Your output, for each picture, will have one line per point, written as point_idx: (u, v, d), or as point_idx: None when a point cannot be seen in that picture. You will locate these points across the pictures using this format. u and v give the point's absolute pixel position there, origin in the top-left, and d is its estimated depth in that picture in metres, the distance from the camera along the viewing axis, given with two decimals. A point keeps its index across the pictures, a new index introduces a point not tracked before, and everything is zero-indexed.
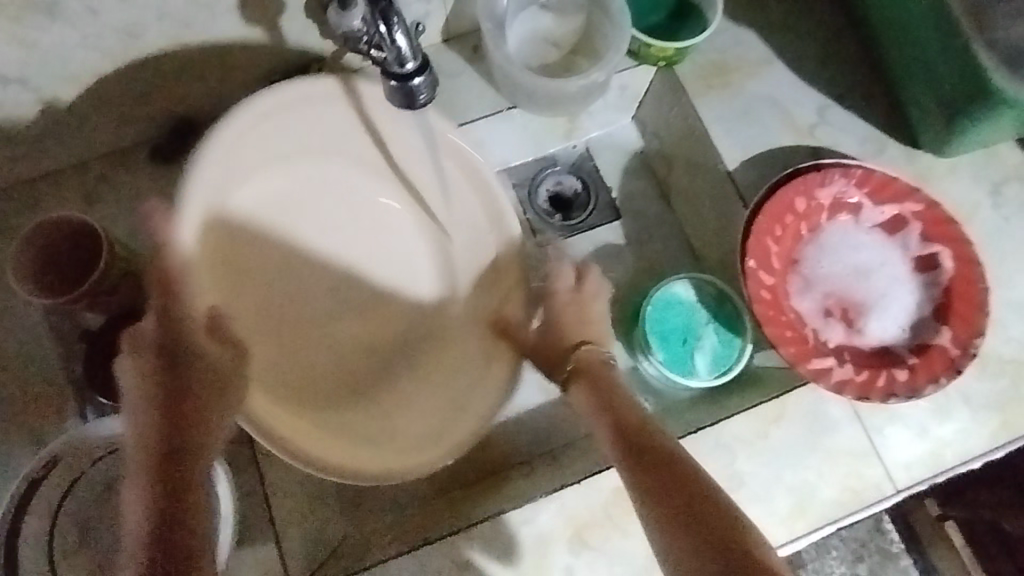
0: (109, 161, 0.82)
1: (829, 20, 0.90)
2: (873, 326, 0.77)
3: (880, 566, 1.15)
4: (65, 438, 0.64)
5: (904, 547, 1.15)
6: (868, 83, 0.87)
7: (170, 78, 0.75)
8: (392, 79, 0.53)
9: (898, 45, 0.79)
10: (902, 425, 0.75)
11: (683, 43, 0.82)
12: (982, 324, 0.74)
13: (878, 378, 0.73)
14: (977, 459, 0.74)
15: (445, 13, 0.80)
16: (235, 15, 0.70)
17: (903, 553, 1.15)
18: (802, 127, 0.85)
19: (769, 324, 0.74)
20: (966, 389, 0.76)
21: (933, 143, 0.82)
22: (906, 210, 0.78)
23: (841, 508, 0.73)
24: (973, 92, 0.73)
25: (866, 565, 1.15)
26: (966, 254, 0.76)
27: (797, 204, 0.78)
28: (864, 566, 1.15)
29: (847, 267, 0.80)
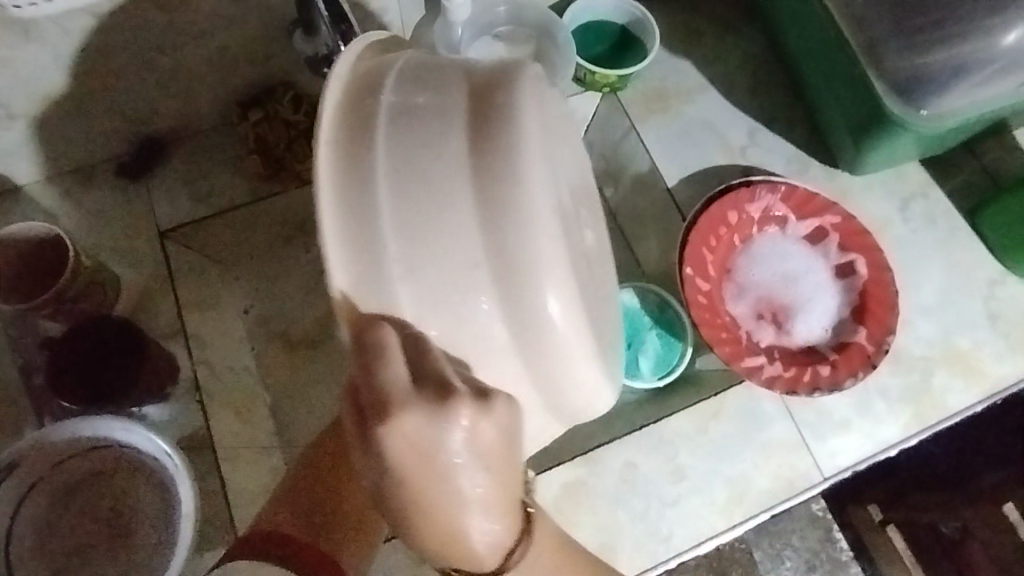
0: (74, 178, 0.84)
1: (755, 54, 0.99)
2: (799, 327, 0.85)
3: None
4: (26, 442, 0.67)
5: None
6: (792, 110, 0.96)
7: (138, 97, 0.78)
8: None
9: (814, 76, 0.88)
10: (826, 419, 0.81)
11: (625, 71, 0.90)
12: (892, 323, 0.82)
13: (804, 373, 0.80)
14: (893, 447, 0.81)
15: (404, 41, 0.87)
16: (204, 39, 0.75)
17: None
18: (733, 149, 0.94)
19: (705, 327, 0.80)
20: (882, 384, 0.83)
21: (848, 164, 0.91)
22: (826, 223, 0.86)
23: (773, 498, 0.78)
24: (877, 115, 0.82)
25: None
26: (879, 261, 0.84)
27: (729, 217, 0.85)
28: None
29: (776, 274, 0.87)
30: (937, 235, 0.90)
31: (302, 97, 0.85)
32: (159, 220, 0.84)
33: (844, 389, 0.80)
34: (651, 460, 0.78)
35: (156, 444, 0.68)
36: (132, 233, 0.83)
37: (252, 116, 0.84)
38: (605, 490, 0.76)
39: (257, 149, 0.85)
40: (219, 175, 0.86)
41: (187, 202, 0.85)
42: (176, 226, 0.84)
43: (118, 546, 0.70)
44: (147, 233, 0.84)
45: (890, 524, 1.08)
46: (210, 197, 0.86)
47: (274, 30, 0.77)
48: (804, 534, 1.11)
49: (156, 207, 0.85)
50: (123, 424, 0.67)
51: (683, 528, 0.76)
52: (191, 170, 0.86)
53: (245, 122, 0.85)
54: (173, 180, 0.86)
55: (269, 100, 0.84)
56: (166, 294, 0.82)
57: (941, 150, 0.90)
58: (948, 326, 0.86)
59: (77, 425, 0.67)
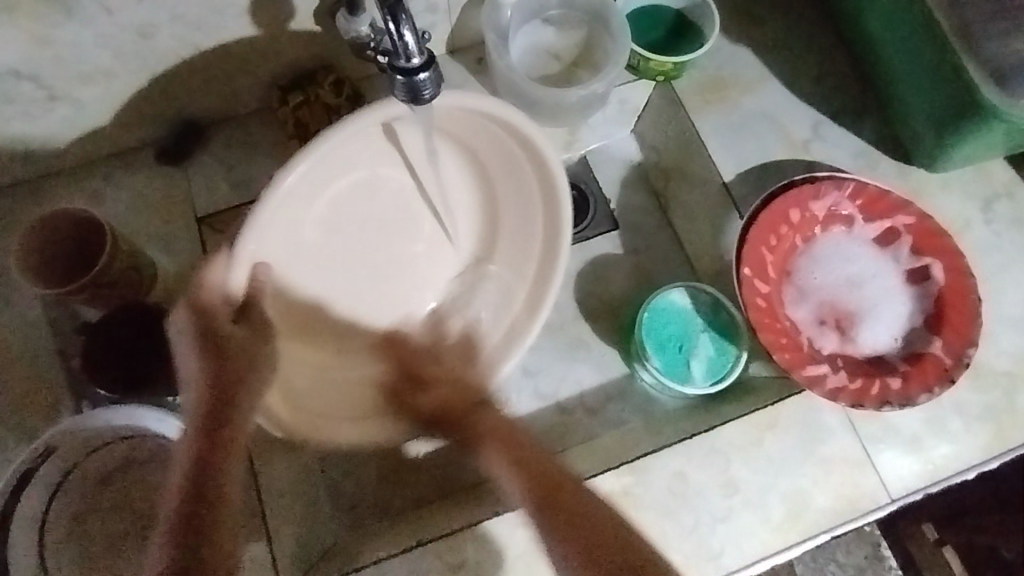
0: (115, 162, 0.83)
1: (820, 40, 0.92)
2: (865, 336, 0.78)
3: None
4: (60, 428, 0.64)
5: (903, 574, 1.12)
6: (862, 101, 0.89)
7: (179, 78, 0.76)
8: (398, 74, 0.53)
9: (889, 63, 0.82)
10: (895, 435, 0.75)
11: (682, 58, 0.85)
12: (973, 335, 0.75)
13: (872, 386, 0.74)
14: (970, 469, 0.75)
15: (450, 24, 0.83)
16: (246, 18, 0.72)
17: None
18: (796, 142, 0.87)
19: (764, 332, 0.75)
20: (958, 399, 0.77)
21: (925, 161, 0.84)
22: (899, 224, 0.80)
23: (834, 518, 0.73)
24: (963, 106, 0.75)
25: None
26: (958, 266, 0.77)
27: (791, 216, 0.79)
28: None
29: (839, 278, 0.81)
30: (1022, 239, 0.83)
31: (343, 81, 0.82)
32: (197, 206, 0.83)
33: (917, 405, 0.73)
34: (703, 472, 0.72)
35: (189, 435, 0.66)
36: (170, 218, 0.82)
37: (292, 100, 0.82)
38: (652, 502, 0.71)
39: (296, 135, 0.82)
40: (259, 162, 0.84)
41: (224, 185, 0.84)
42: (212, 212, 0.83)
43: (150, 538, 0.68)
44: (184, 218, 0.82)
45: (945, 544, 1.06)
46: (249, 183, 0.84)
47: (316, 11, 0.74)
48: (849, 549, 1.10)
49: (194, 192, 0.83)
50: (157, 413, 0.65)
51: (736, 546, 0.71)
52: (230, 156, 0.84)
53: (285, 106, 0.82)
54: (213, 165, 0.84)
55: (310, 84, 0.82)
56: None
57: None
58: None
59: (111, 414, 0.65)
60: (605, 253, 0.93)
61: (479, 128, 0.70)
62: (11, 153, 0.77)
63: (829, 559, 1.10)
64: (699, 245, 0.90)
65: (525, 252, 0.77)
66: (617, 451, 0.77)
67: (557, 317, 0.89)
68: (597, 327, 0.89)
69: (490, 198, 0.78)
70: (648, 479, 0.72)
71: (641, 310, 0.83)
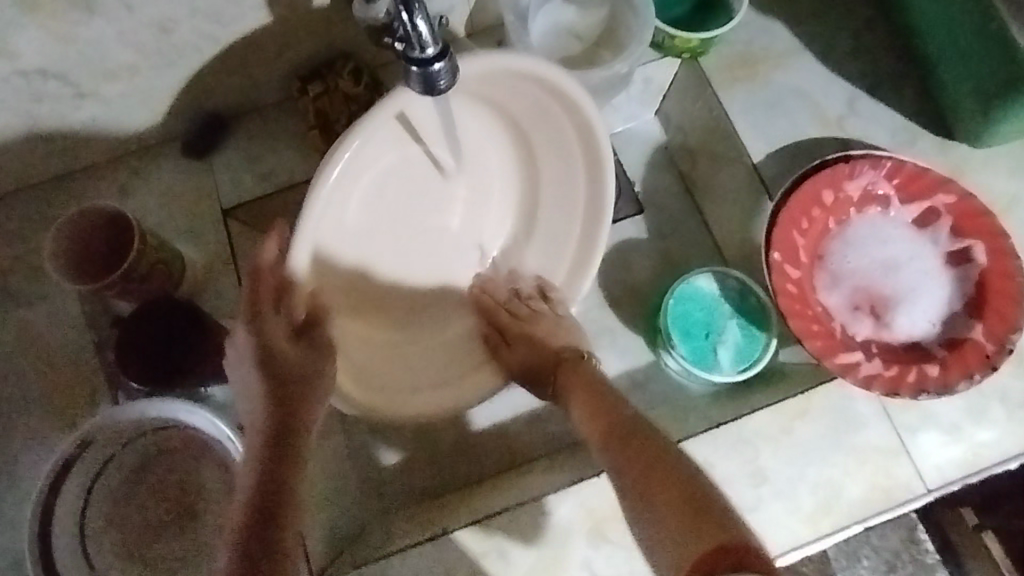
0: (143, 156, 0.84)
1: (857, 9, 0.88)
2: (901, 320, 0.76)
3: None
4: (98, 419, 0.66)
5: (941, 559, 1.09)
6: (902, 73, 0.85)
7: (200, 72, 0.77)
8: (412, 65, 0.53)
9: (931, 33, 0.77)
10: (932, 424, 0.73)
11: (709, 34, 0.81)
12: (1019, 320, 0.71)
13: (908, 373, 0.71)
14: (1012, 459, 0.72)
15: (469, 7, 0.82)
16: (264, 9, 0.72)
17: (940, 565, 1.09)
18: (830, 120, 0.84)
19: (795, 319, 0.73)
20: (1001, 386, 0.74)
21: (968, 136, 0.80)
22: (939, 204, 0.76)
23: (866, 508, 0.71)
24: (1011, 79, 0.71)
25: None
26: (1002, 246, 0.74)
27: (824, 198, 0.76)
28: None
29: (874, 261, 0.78)
30: None
31: (362, 69, 0.82)
32: (223, 198, 0.84)
33: (954, 394, 0.71)
34: (731, 462, 0.71)
35: (220, 428, 0.67)
36: (197, 212, 0.83)
37: (311, 90, 0.81)
38: None
39: (316, 125, 0.82)
40: (281, 153, 0.85)
41: (248, 178, 0.84)
42: (237, 204, 0.83)
43: (186, 523, 0.71)
44: (210, 211, 0.83)
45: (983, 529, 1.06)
46: (273, 174, 0.84)
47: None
48: (885, 533, 1.09)
49: (219, 184, 0.84)
50: (189, 406, 0.66)
51: (765, 538, 0.70)
52: (253, 147, 0.85)
53: (305, 96, 0.82)
54: (237, 157, 0.85)
55: (329, 73, 0.82)
56: (230, 273, 0.81)
57: None
58: None
59: (146, 407, 0.66)
60: (630, 238, 0.91)
61: (515, 90, 0.71)
62: (43, 151, 0.78)
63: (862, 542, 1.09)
64: (727, 228, 0.88)
65: (567, 202, 0.80)
66: None
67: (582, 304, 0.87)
68: (622, 314, 0.88)
69: (525, 162, 0.80)
70: None
71: (667, 299, 0.82)
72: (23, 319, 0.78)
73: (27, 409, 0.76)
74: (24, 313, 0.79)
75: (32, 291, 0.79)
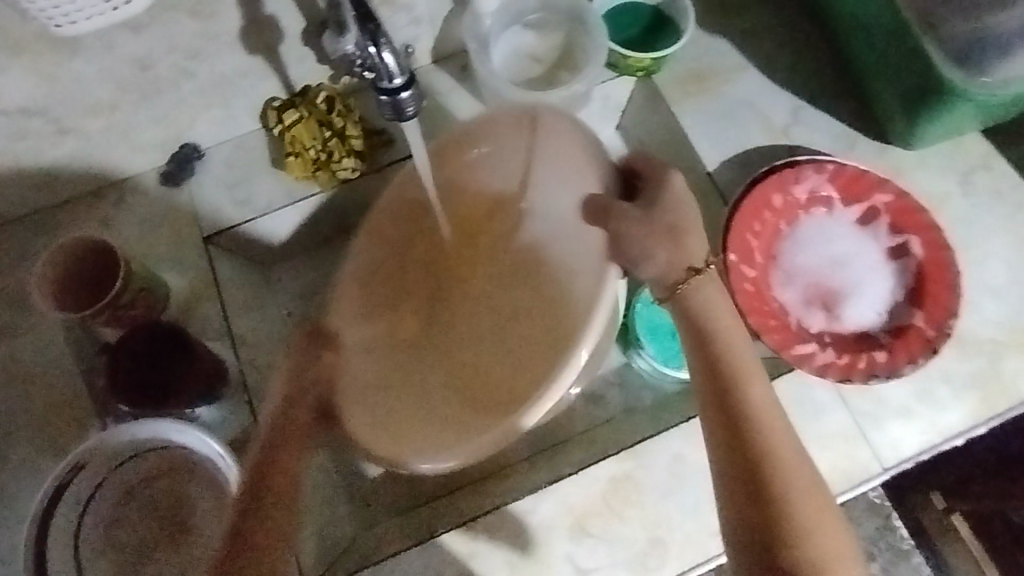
0: (124, 187, 0.86)
1: (796, 25, 0.94)
2: (851, 311, 0.81)
3: (893, 565, 1.14)
4: (89, 443, 0.69)
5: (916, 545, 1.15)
6: (839, 83, 0.92)
7: (179, 105, 0.80)
8: (382, 94, 0.57)
9: (861, 45, 0.84)
10: (885, 407, 0.78)
11: (660, 54, 0.87)
12: (953, 306, 0.78)
13: (859, 360, 0.77)
14: (960, 436, 0.77)
15: (433, 35, 0.87)
16: (238, 43, 0.76)
17: (915, 551, 1.15)
18: (776, 128, 0.90)
19: (753, 314, 0.78)
20: (946, 368, 0.79)
21: (901, 139, 0.87)
22: (877, 203, 0.82)
23: (830, 490, 0.75)
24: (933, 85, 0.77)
25: (880, 564, 1.14)
26: (935, 241, 0.80)
27: (775, 201, 0.82)
28: (878, 564, 1.14)
29: (823, 258, 0.83)
30: (1001, 209, 0.85)
31: (335, 96, 0.85)
32: (203, 225, 0.86)
33: (899, 377, 0.77)
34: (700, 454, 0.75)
35: (212, 445, 0.70)
36: (178, 239, 0.85)
37: (286, 118, 0.84)
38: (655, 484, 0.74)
39: (293, 151, 0.86)
40: (258, 179, 0.88)
41: (227, 204, 0.87)
42: (217, 230, 0.87)
43: (179, 541, 0.72)
44: (191, 237, 0.86)
45: (954, 511, 1.10)
46: (251, 201, 0.88)
47: (305, 31, 0.78)
48: (861, 522, 1.14)
49: (199, 211, 0.87)
50: (177, 424, 0.68)
51: None
52: (232, 176, 0.88)
53: (280, 125, 0.85)
54: (215, 185, 0.87)
55: (302, 101, 0.84)
56: (211, 296, 0.83)
57: (1003, 119, 0.85)
58: (1017, 306, 0.81)
59: (135, 428, 0.69)
60: None
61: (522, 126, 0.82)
62: (25, 185, 0.80)
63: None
64: None
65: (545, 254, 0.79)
66: (618, 436, 0.80)
67: None
68: None
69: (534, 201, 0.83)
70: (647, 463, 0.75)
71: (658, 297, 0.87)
72: (12, 350, 0.80)
73: (17, 438, 0.77)
74: (12, 343, 0.80)
75: (19, 321, 0.81)
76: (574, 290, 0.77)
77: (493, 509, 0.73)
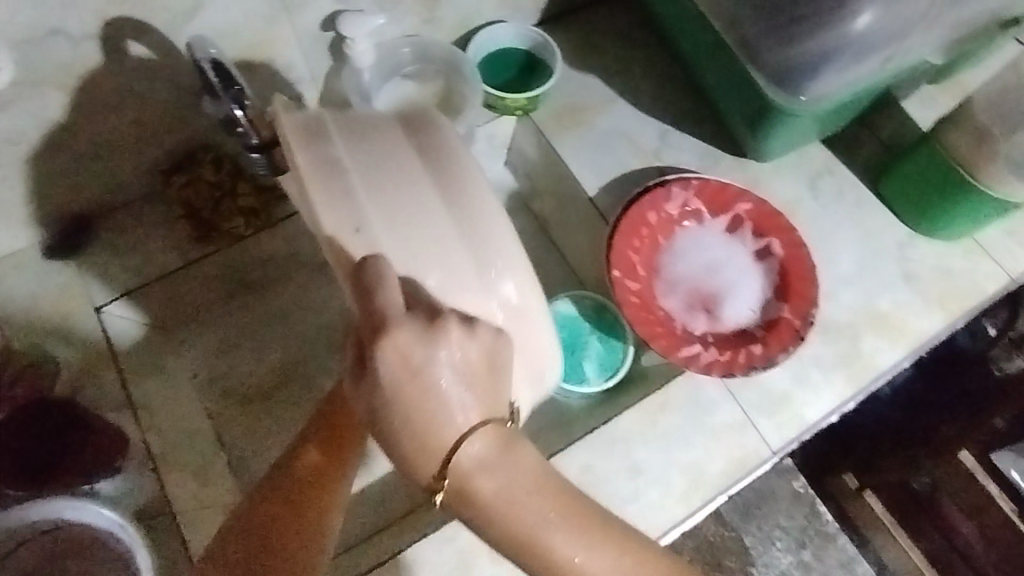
0: (4, 264, 0.84)
1: (655, 59, 1.04)
2: (729, 311, 0.88)
3: (822, 548, 1.31)
4: None
5: (839, 527, 1.33)
6: (697, 107, 1.01)
7: (57, 178, 0.79)
8: (252, 151, 0.62)
9: (706, 74, 0.94)
10: (767, 396, 0.85)
11: (533, 93, 0.94)
12: (813, 296, 0.86)
13: (740, 355, 0.84)
14: (832, 413, 0.86)
15: (315, 90, 0.90)
16: (112, 112, 0.77)
17: (839, 532, 1.33)
18: (647, 152, 0.98)
19: (641, 324, 0.84)
20: (814, 354, 0.88)
21: (755, 153, 0.96)
22: (740, 212, 0.91)
23: (728, 479, 0.81)
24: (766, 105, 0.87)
25: (811, 550, 1.31)
26: (793, 241, 0.89)
27: (650, 218, 0.89)
28: (809, 550, 1.31)
29: (699, 266, 0.91)
30: (846, 208, 0.97)
31: (223, 156, 0.87)
32: (94, 296, 0.85)
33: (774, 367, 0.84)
34: (607, 461, 0.80)
35: (111, 517, 0.71)
36: (65, 312, 0.83)
37: (176, 182, 0.86)
38: None
39: (186, 214, 0.87)
40: (150, 243, 0.88)
41: (119, 271, 0.86)
42: (111, 299, 0.85)
43: None
44: (80, 310, 0.83)
45: (864, 489, 1.25)
46: (142, 269, 0.87)
47: (183, 96, 0.80)
48: (791, 513, 1.32)
49: (89, 283, 0.85)
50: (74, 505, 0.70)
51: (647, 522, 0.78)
52: (121, 242, 0.87)
53: (170, 188, 0.87)
54: (104, 253, 0.86)
55: (191, 164, 0.86)
56: (107, 366, 0.81)
57: (836, 130, 0.97)
58: (868, 292, 0.92)
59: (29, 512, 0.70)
60: None
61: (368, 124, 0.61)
62: None
63: (773, 526, 1.31)
64: (581, 256, 0.99)
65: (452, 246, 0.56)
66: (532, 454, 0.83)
67: None
68: None
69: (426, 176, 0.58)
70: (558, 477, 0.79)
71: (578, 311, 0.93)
72: None
73: None
74: None
75: None
76: (443, 425, 0.45)
77: (416, 541, 0.74)
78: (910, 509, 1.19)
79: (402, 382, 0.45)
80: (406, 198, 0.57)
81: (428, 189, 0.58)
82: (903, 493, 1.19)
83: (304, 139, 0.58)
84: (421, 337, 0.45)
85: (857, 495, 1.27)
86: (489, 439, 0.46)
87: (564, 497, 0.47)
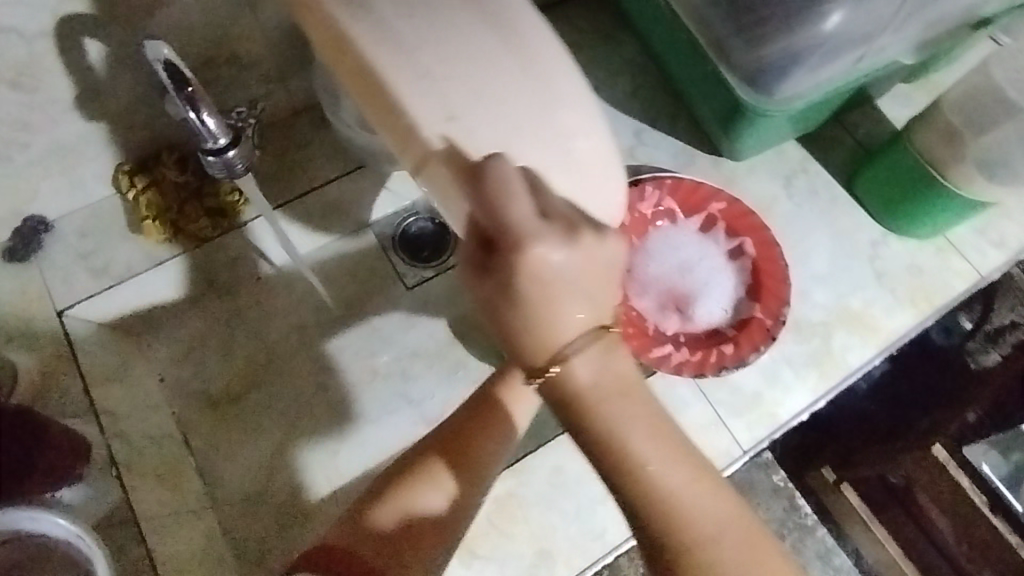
0: None
1: (631, 55, 1.03)
2: (701, 311, 0.88)
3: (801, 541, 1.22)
4: None
5: (819, 518, 1.24)
6: (673, 104, 1.01)
7: (14, 178, 0.77)
8: (208, 154, 0.61)
9: (681, 71, 0.93)
10: (738, 394, 0.86)
11: None
12: (785, 295, 0.86)
13: (710, 355, 0.84)
14: (803, 411, 0.87)
15: (285, 88, 0.89)
16: (73, 112, 0.75)
17: (819, 524, 1.23)
18: (623, 150, 0.98)
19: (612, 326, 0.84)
20: (786, 352, 0.89)
21: (729, 152, 0.96)
22: (713, 211, 0.91)
23: None
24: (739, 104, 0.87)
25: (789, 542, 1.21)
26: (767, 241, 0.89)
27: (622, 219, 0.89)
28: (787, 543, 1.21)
29: (672, 265, 0.91)
30: (820, 206, 0.97)
31: (187, 156, 0.85)
32: (56, 301, 0.85)
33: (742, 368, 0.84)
34: (578, 462, 0.80)
35: (66, 526, 0.64)
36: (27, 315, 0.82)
37: (138, 183, 0.84)
38: (537, 496, 0.78)
39: (149, 215, 0.85)
40: (115, 246, 0.87)
41: (83, 273, 0.86)
42: (73, 304, 0.85)
43: None
44: (43, 314, 0.83)
45: (842, 483, 1.21)
46: (108, 267, 0.87)
47: (144, 94, 0.78)
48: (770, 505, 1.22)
49: (51, 286, 0.85)
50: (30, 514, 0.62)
51: (616, 523, 0.78)
52: (87, 245, 0.86)
53: (133, 189, 0.84)
54: (71, 258, 0.86)
55: (154, 164, 0.85)
56: (68, 370, 0.79)
57: (813, 127, 0.96)
58: (840, 290, 0.92)
59: None
60: None
61: None
62: None
63: None
64: None
65: (542, 114, 0.54)
66: None
67: (433, 344, 0.91)
68: (472, 346, 0.92)
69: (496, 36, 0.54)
70: (528, 478, 0.79)
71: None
72: None
73: None
74: None
75: None
76: (555, 328, 0.45)
77: None
78: (893, 509, 1.15)
79: (535, 287, 0.44)
80: (457, 46, 0.53)
81: (487, 35, 0.53)
82: (884, 491, 1.16)
83: (353, 21, 0.52)
84: (563, 243, 0.44)
85: (835, 489, 1.22)
86: (597, 350, 0.45)
87: (663, 424, 0.46)
